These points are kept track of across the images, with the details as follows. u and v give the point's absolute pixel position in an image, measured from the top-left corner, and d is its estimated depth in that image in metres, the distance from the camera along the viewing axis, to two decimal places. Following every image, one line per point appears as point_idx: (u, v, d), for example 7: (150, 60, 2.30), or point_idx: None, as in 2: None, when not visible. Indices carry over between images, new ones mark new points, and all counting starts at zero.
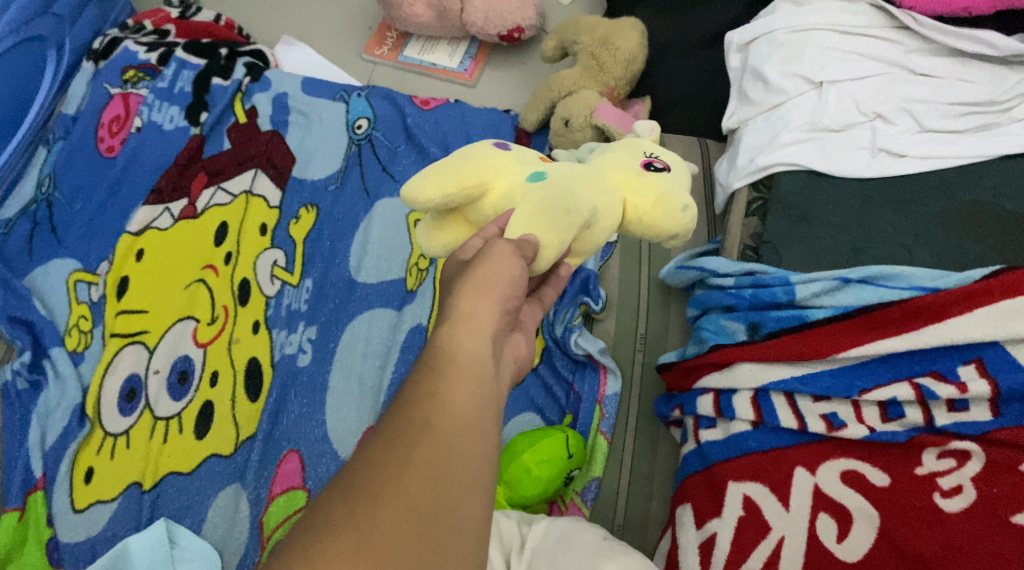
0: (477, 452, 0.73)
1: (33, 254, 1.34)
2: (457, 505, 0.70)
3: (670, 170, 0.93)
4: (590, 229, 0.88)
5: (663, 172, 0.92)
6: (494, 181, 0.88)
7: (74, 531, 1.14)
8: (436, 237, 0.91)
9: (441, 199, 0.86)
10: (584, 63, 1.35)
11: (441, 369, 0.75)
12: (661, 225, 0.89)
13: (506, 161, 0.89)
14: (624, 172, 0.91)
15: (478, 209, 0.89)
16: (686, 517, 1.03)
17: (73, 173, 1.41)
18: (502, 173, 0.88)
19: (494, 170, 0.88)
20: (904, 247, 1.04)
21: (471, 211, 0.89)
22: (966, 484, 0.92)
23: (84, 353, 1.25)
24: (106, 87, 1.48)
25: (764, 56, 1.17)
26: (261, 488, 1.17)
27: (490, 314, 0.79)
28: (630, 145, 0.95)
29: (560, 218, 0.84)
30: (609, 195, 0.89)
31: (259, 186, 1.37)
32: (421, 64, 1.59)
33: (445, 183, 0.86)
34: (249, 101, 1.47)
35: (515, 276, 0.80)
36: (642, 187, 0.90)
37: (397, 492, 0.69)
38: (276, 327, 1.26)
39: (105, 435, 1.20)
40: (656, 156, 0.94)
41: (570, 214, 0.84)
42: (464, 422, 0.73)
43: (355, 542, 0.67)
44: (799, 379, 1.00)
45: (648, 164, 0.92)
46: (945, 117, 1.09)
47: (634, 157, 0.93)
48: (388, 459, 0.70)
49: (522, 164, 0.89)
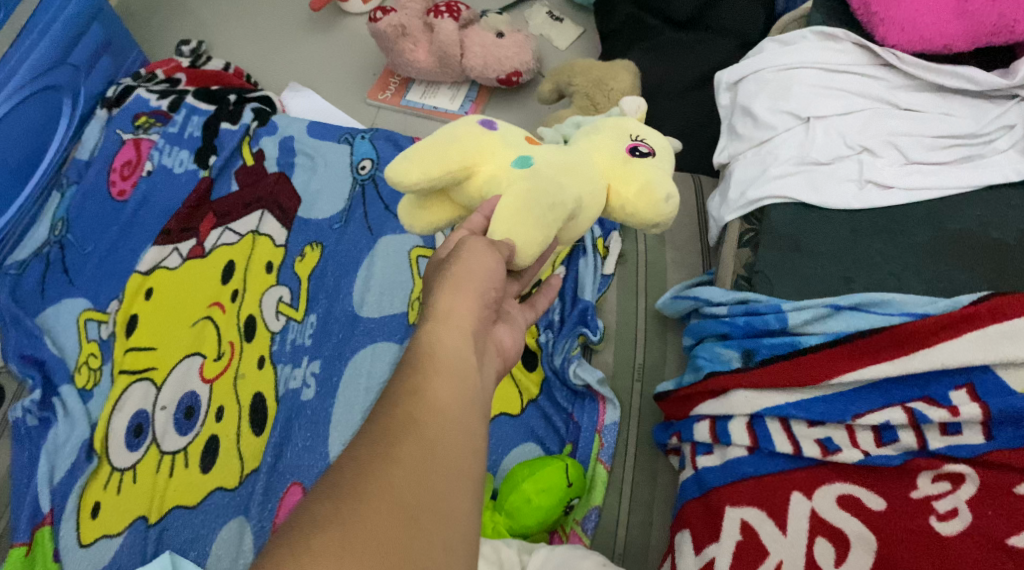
0: (461, 446, 0.76)
1: (46, 295, 1.37)
2: (444, 496, 0.73)
3: (655, 155, 0.96)
4: (576, 219, 0.92)
5: (648, 157, 0.95)
6: (477, 172, 0.92)
7: (79, 566, 1.15)
8: (420, 216, 0.96)
9: (426, 182, 0.90)
10: (579, 103, 1.38)
11: (425, 374, 0.78)
12: (644, 214, 0.94)
13: (492, 144, 0.92)
14: (610, 158, 0.95)
15: (463, 191, 0.93)
16: (685, 544, 1.04)
17: (86, 216, 1.44)
18: (489, 157, 0.92)
19: (480, 153, 0.92)
20: (893, 275, 1.06)
21: (456, 193, 0.94)
22: (962, 507, 0.93)
23: (93, 390, 1.28)
24: (119, 133, 1.53)
25: (753, 94, 1.21)
26: (264, 521, 1.17)
27: (469, 311, 0.83)
28: (616, 126, 0.98)
29: (546, 221, 0.87)
30: (594, 184, 0.93)
31: (266, 226, 1.41)
32: (424, 108, 1.64)
33: (429, 166, 0.89)
34: (256, 144, 1.51)
35: (491, 270, 0.85)
36: (627, 174, 0.94)
37: (384, 485, 0.72)
38: (281, 362, 1.28)
39: (112, 469, 1.22)
40: (642, 138, 0.97)
41: (555, 208, 0.88)
42: (446, 416, 0.77)
43: (345, 533, 0.69)
44: (793, 405, 1.02)
45: (633, 148, 0.96)
46: (930, 149, 1.13)
47: (620, 140, 0.96)
48: (373, 455, 0.73)
49: (509, 147, 0.93)
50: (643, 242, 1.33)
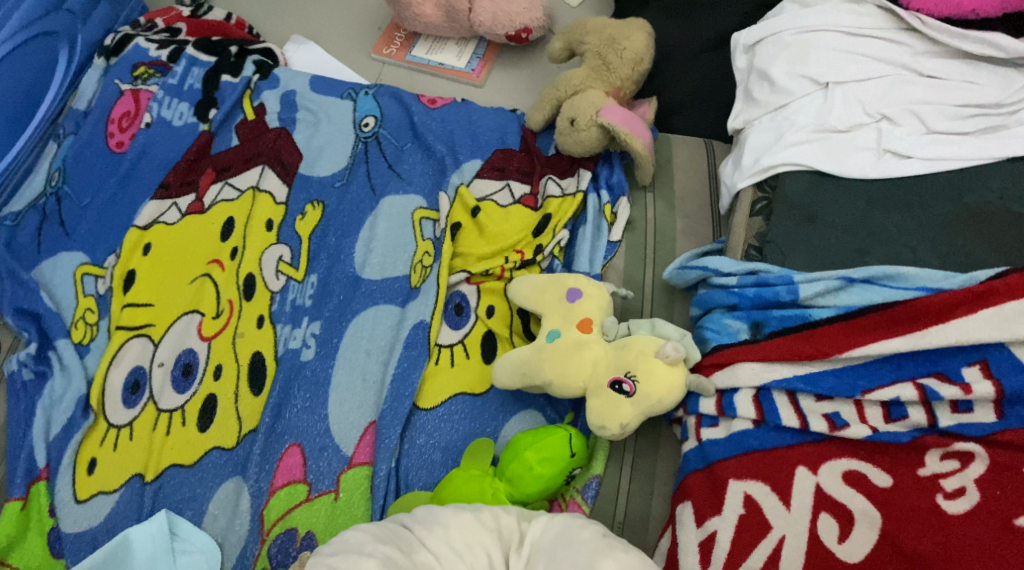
0: None
1: (42, 247, 1.34)
2: None
3: (635, 391, 1.05)
4: (577, 361, 1.09)
5: (628, 388, 1.05)
6: (580, 311, 1.13)
7: (76, 521, 1.14)
8: (524, 288, 1.18)
9: (533, 286, 1.18)
10: (591, 63, 1.35)
11: None
12: (606, 399, 1.06)
13: (593, 303, 1.14)
14: (642, 349, 1.06)
15: (549, 319, 1.15)
16: (686, 516, 1.01)
17: (83, 167, 1.41)
18: (591, 307, 1.14)
19: (588, 302, 1.14)
20: (909, 248, 1.04)
21: (548, 312, 1.15)
22: (970, 486, 0.91)
23: (89, 345, 1.26)
24: (116, 83, 1.49)
25: (771, 57, 1.17)
26: (262, 482, 1.15)
27: None
28: (643, 351, 1.06)
29: (579, 358, 1.09)
30: (616, 354, 1.08)
31: (266, 182, 1.38)
32: (429, 64, 1.60)
33: (545, 289, 1.17)
34: (257, 98, 1.48)
35: None
36: (623, 361, 1.07)
37: None
38: (280, 322, 1.26)
39: (109, 426, 1.20)
40: (631, 374, 1.06)
41: (583, 349, 1.10)
42: None
43: None
44: (802, 379, 1.00)
45: (620, 380, 1.06)
46: (952, 118, 1.09)
47: (652, 348, 1.06)
48: None
49: (601, 311, 1.14)
50: (652, 210, 1.32)
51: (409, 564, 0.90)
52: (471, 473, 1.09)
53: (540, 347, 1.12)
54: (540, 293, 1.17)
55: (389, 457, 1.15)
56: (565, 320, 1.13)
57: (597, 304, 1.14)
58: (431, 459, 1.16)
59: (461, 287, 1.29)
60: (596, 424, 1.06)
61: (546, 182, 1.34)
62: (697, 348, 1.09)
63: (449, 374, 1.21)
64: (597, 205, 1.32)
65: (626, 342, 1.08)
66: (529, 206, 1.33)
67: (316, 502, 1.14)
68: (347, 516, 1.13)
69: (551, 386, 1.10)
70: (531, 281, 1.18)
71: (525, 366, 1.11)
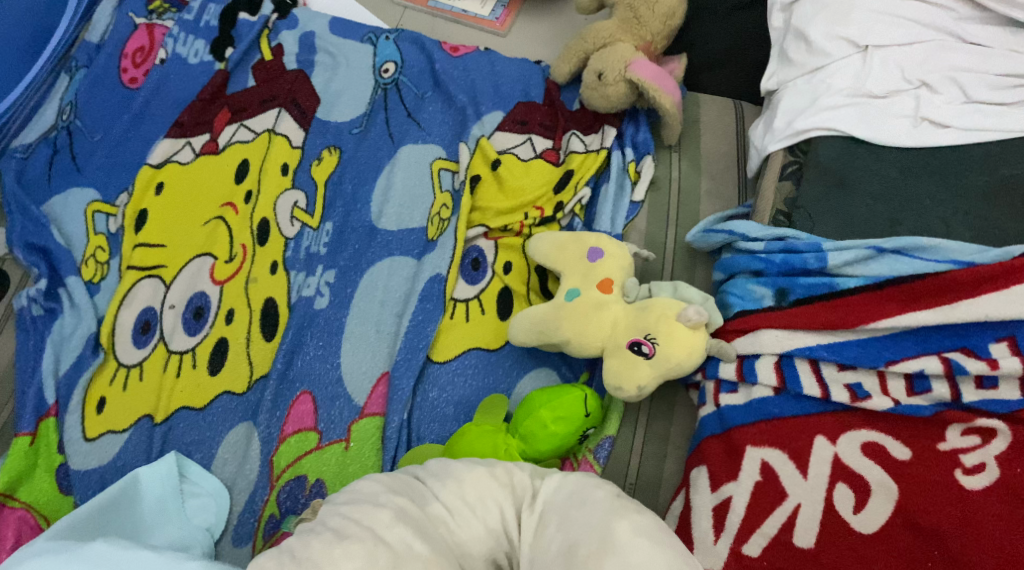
0: None
1: (53, 182, 1.31)
2: None
3: (655, 353, 1.03)
4: (596, 322, 1.07)
5: (649, 351, 1.03)
6: (601, 270, 1.11)
7: (84, 459, 1.13)
8: (542, 247, 1.16)
9: (551, 244, 1.15)
10: (621, 15, 1.31)
11: None
12: (626, 363, 1.04)
13: (614, 263, 1.12)
14: (664, 310, 1.04)
15: (567, 278, 1.13)
16: (701, 480, 1.01)
17: (96, 101, 1.38)
18: (611, 267, 1.12)
19: (609, 261, 1.12)
20: (942, 220, 1.02)
21: (566, 271, 1.13)
22: (990, 462, 0.90)
23: (99, 284, 1.24)
24: (131, 16, 1.46)
25: (809, 17, 1.14)
26: (273, 428, 1.14)
27: None
28: (663, 313, 1.04)
29: (598, 318, 1.08)
30: (637, 316, 1.06)
31: (282, 125, 1.34)
32: (452, 10, 1.56)
33: (564, 247, 1.14)
34: (275, 38, 1.45)
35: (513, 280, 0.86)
36: (643, 322, 1.05)
37: None
38: (294, 269, 1.24)
39: (118, 365, 1.19)
40: (652, 336, 1.04)
41: (602, 309, 1.08)
42: None
43: None
44: (826, 348, 0.99)
45: (638, 342, 1.04)
46: (993, 88, 1.07)
47: (675, 309, 1.04)
48: None
49: (621, 270, 1.12)
50: (677, 170, 1.30)
51: (422, 516, 0.89)
52: (485, 428, 1.08)
53: (558, 306, 1.10)
54: (557, 252, 1.15)
55: (402, 408, 1.14)
56: (585, 279, 1.11)
57: (618, 265, 1.12)
58: (444, 413, 1.15)
59: (478, 242, 1.27)
60: (613, 385, 1.05)
61: (570, 137, 1.32)
62: (719, 312, 1.07)
63: (463, 329, 1.20)
64: (621, 163, 1.29)
65: (648, 304, 1.06)
66: (552, 161, 1.31)
67: (326, 451, 1.13)
68: (357, 464, 1.12)
69: (568, 345, 1.09)
70: (551, 238, 1.16)
71: (543, 324, 1.09)
